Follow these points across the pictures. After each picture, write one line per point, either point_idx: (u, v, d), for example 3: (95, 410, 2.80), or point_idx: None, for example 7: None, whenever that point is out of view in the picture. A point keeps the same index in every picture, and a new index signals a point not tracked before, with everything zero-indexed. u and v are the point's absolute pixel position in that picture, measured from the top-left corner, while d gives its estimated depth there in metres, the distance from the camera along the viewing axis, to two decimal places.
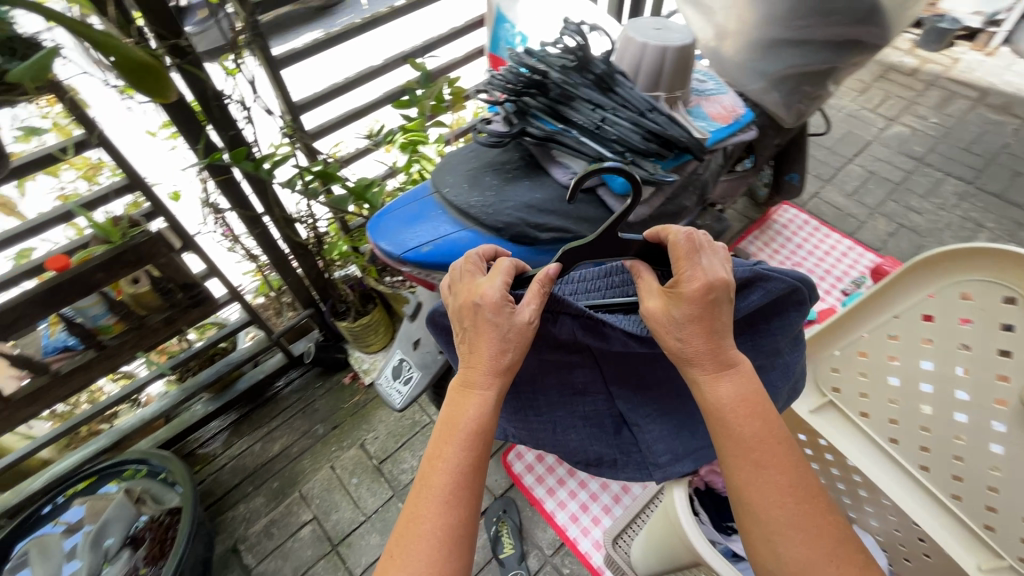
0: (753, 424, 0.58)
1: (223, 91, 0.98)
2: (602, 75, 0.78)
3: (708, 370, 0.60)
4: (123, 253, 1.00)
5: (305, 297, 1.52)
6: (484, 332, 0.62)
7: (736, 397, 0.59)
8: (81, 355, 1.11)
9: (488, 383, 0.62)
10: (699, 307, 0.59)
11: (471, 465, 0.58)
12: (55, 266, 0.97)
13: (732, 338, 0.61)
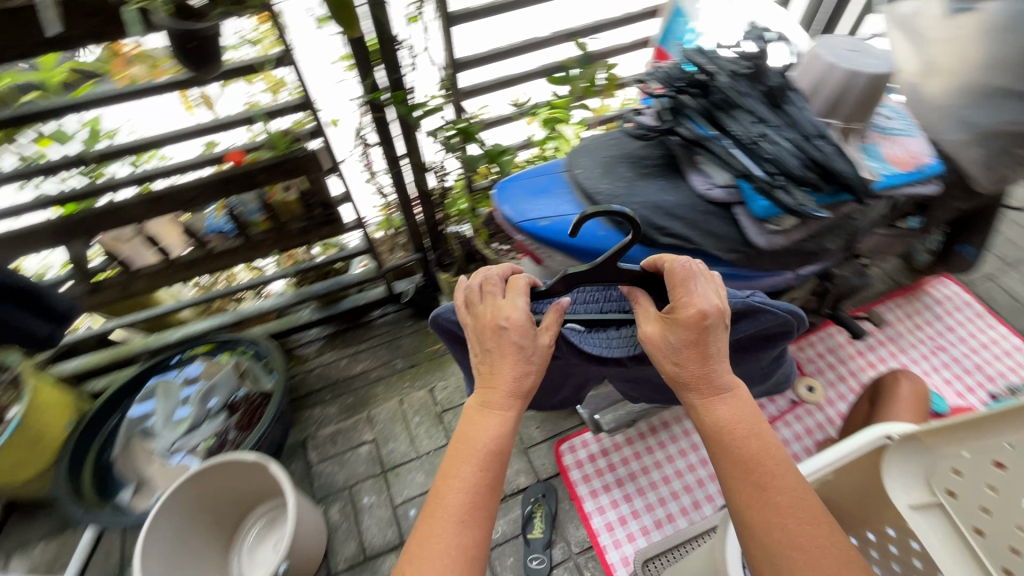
0: (748, 445, 0.59)
1: (399, 37, 1.06)
2: (775, 89, 0.73)
3: (706, 392, 0.63)
4: (284, 161, 1.15)
5: (418, 242, 1.61)
6: (505, 352, 0.66)
7: (731, 419, 0.61)
8: (232, 241, 1.28)
9: (508, 405, 0.66)
10: (694, 334, 0.61)
11: (489, 481, 0.63)
12: (233, 158, 1.15)
13: (727, 366, 0.64)
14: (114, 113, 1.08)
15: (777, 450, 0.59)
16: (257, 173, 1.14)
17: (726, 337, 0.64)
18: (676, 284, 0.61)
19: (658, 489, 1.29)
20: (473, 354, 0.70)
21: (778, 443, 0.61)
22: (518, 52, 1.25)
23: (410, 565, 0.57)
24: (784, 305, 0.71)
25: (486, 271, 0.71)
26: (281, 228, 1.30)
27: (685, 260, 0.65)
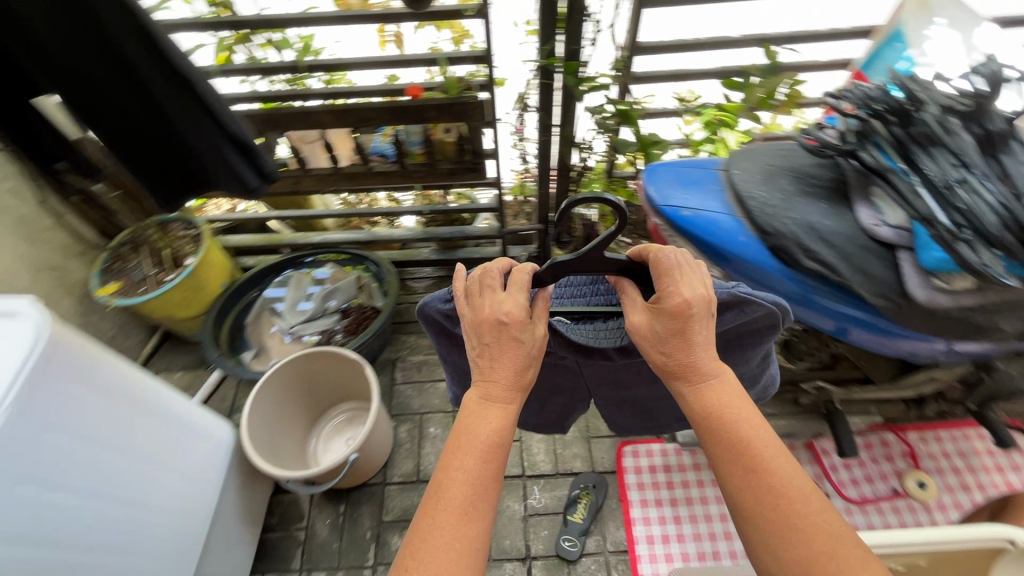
0: (738, 428, 0.61)
1: (589, 9, 1.08)
2: (993, 134, 0.65)
3: (696, 379, 0.63)
4: (454, 104, 1.21)
5: (544, 214, 1.66)
6: (509, 344, 0.64)
7: (720, 402, 0.63)
8: (389, 165, 1.41)
9: (510, 398, 0.65)
10: (678, 322, 0.61)
11: (491, 473, 0.62)
12: (410, 92, 1.23)
13: (713, 353, 0.64)
14: (325, 33, 1.26)
15: (763, 429, 0.61)
16: (430, 108, 1.22)
17: (712, 326, 0.64)
18: (661, 275, 0.60)
19: (711, 522, 1.23)
20: (470, 350, 0.68)
21: (764, 423, 0.62)
22: (700, 48, 1.21)
23: (411, 561, 0.55)
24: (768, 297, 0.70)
25: (483, 265, 0.68)
26: (433, 164, 1.42)
27: (671, 250, 0.64)
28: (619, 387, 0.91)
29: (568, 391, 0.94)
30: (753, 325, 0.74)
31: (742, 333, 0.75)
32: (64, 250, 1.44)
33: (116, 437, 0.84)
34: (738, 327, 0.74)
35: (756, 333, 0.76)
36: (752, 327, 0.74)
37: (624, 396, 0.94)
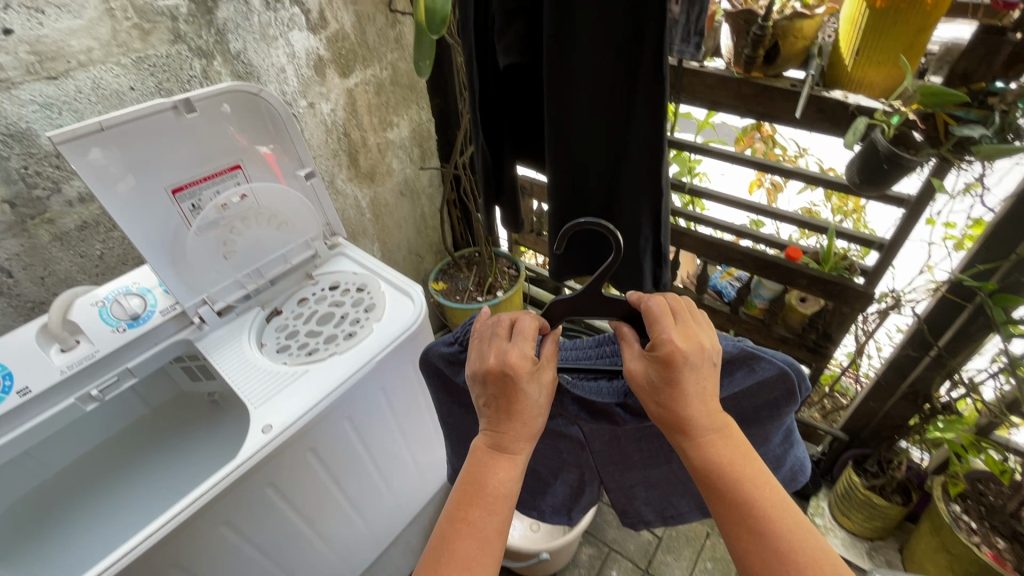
0: (740, 482, 0.53)
1: None
2: None
3: (699, 434, 0.54)
4: (828, 281, 1.10)
5: (856, 428, 1.35)
6: (526, 393, 0.56)
7: (723, 457, 0.54)
8: (719, 303, 1.38)
9: (519, 447, 0.57)
10: (672, 372, 0.53)
11: (500, 518, 0.55)
12: (789, 254, 1.15)
13: (714, 407, 0.55)
14: (711, 164, 1.34)
15: (764, 481, 0.54)
16: (801, 277, 1.14)
17: (712, 380, 0.55)
18: (653, 325, 0.54)
19: None
20: (476, 399, 0.59)
21: (772, 481, 0.54)
22: None
23: None
24: (782, 359, 0.61)
25: (494, 312, 0.62)
26: (766, 325, 1.31)
27: (666, 297, 0.59)
28: (636, 463, 0.73)
29: (577, 466, 0.77)
30: (770, 391, 0.63)
31: (755, 396, 0.63)
32: (430, 247, 1.83)
33: (404, 419, 0.96)
34: (750, 390, 0.63)
35: (770, 403, 0.64)
36: (768, 391, 0.63)
37: (640, 477, 0.75)
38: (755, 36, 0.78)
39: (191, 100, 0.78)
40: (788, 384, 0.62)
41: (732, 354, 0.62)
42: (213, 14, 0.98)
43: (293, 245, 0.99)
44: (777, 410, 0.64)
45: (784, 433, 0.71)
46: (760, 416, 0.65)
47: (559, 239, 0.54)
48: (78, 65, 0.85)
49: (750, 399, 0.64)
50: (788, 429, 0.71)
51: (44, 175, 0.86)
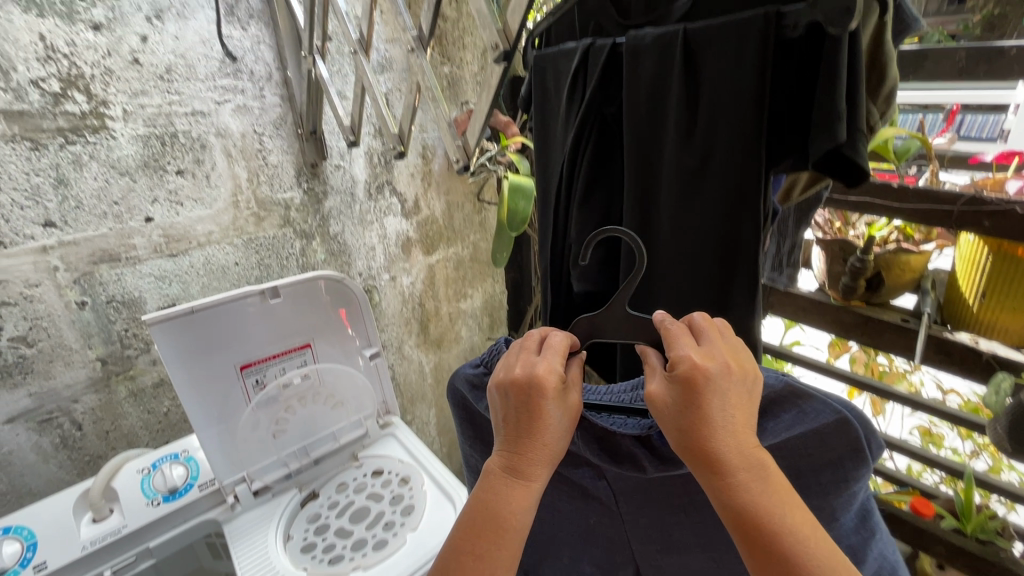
0: (794, 539, 0.38)
1: None
2: None
3: (736, 474, 0.39)
4: (981, 560, 0.91)
5: None
6: (545, 411, 0.43)
7: (760, 503, 0.39)
8: None
9: (537, 474, 0.43)
10: (695, 393, 0.40)
11: (507, 560, 0.42)
12: (918, 506, 1.00)
13: (749, 440, 0.40)
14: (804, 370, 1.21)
15: (823, 535, 0.39)
16: (939, 543, 0.96)
17: (747, 410, 0.41)
18: (676, 346, 0.43)
19: None
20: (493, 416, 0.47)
21: (825, 543, 0.39)
22: None
23: None
24: (836, 401, 0.50)
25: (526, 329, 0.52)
26: None
27: (699, 317, 0.46)
28: (683, 541, 0.57)
29: (606, 541, 0.61)
30: (826, 446, 0.49)
31: (811, 450, 0.49)
32: None
33: None
34: (800, 440, 0.49)
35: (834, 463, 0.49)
36: (824, 446, 0.49)
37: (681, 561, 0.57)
38: (855, 266, 0.81)
39: (278, 287, 0.84)
40: (852, 437, 0.48)
41: (775, 387, 0.52)
42: (321, 204, 1.11)
43: (342, 423, 0.96)
44: (842, 475, 0.49)
45: (857, 510, 0.53)
46: (822, 483, 0.49)
47: (585, 249, 0.48)
48: (197, 245, 0.96)
49: (805, 453, 0.49)
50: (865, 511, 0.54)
51: (139, 337, 0.93)
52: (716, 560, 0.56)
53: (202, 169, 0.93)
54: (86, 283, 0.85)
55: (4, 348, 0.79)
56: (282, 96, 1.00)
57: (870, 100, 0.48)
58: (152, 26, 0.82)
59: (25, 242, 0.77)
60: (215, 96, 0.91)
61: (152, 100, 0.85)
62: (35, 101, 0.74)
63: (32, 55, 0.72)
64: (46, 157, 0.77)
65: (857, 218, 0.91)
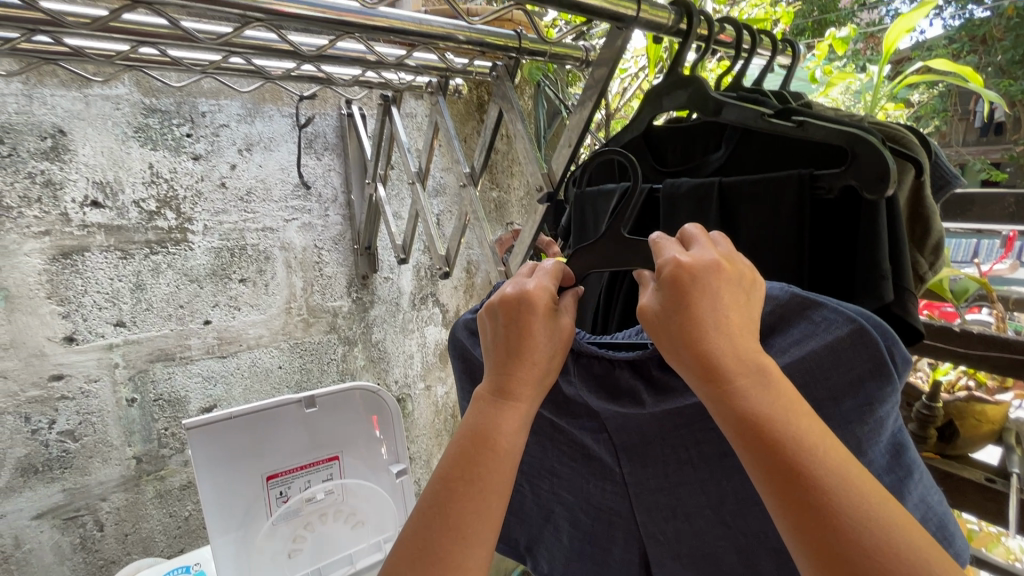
0: (810, 453, 0.27)
1: None
2: None
3: (737, 382, 0.29)
4: None
5: None
6: (533, 329, 0.37)
7: (771, 415, 0.28)
8: None
9: (526, 398, 0.36)
10: (682, 294, 0.30)
11: (494, 494, 0.34)
12: None
13: (755, 344, 0.30)
14: None
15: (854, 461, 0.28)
16: None
17: (749, 310, 0.31)
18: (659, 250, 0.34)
19: None
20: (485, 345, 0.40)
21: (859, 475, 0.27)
22: None
23: None
24: (850, 308, 0.35)
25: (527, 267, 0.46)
26: None
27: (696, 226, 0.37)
28: (690, 506, 0.44)
29: (609, 515, 0.50)
30: (842, 366, 0.34)
31: (827, 372, 0.35)
32: None
33: None
34: (812, 360, 0.35)
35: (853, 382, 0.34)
36: (843, 365, 0.34)
37: (689, 530, 0.44)
38: (921, 413, 0.76)
39: (315, 396, 0.85)
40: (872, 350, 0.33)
41: (779, 297, 0.37)
42: (368, 311, 1.16)
43: (362, 545, 0.90)
44: (865, 399, 0.34)
45: (890, 446, 0.35)
46: (840, 413, 0.35)
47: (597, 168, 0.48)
48: (246, 347, 1.00)
49: (821, 378, 0.35)
50: (904, 452, 0.35)
51: (177, 436, 0.95)
52: (728, 525, 0.42)
53: (263, 278, 1.00)
54: (139, 380, 0.89)
55: (52, 441, 0.82)
56: (344, 216, 1.09)
57: (916, 249, 0.48)
58: (241, 156, 0.94)
59: (95, 340, 0.83)
60: (285, 215, 1.01)
61: (231, 218, 0.94)
62: (133, 217, 0.84)
63: (140, 180, 0.84)
64: (131, 264, 0.85)
65: (920, 359, 0.93)
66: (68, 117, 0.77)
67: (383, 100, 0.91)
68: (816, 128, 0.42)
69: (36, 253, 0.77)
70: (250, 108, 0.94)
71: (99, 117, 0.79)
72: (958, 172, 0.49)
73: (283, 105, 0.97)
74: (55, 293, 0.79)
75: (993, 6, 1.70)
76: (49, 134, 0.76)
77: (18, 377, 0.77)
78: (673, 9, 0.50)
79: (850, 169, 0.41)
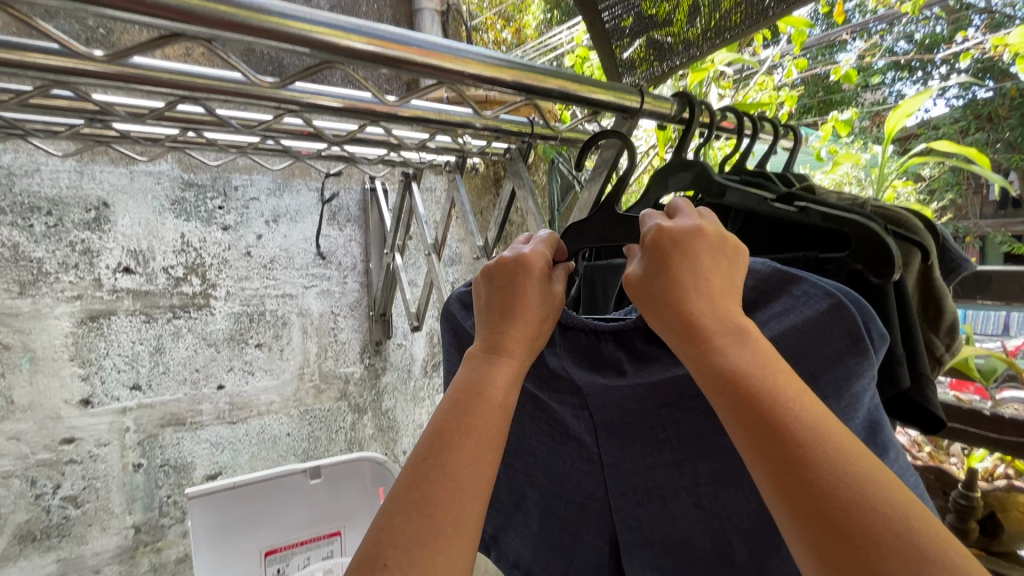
0: (789, 404, 0.24)
1: None
2: None
3: (718, 339, 0.27)
4: None
5: None
6: (528, 293, 0.36)
7: (749, 361, 0.26)
8: None
9: (514, 353, 0.34)
10: (661, 254, 0.31)
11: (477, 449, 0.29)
12: None
13: (731, 302, 0.29)
14: None
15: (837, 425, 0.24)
16: None
17: (727, 274, 0.31)
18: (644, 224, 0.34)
19: None
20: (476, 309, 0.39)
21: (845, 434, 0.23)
22: None
23: None
24: (830, 284, 0.33)
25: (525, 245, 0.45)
26: None
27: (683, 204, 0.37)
28: (666, 488, 0.39)
29: (582, 497, 0.43)
30: (819, 341, 0.32)
31: (807, 349, 0.32)
32: None
33: None
34: (792, 336, 0.32)
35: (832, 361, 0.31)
36: (821, 340, 0.32)
37: (663, 518, 0.39)
38: (959, 502, 0.70)
39: (320, 467, 0.83)
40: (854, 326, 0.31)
41: (761, 270, 0.35)
42: (379, 378, 1.16)
43: None
44: (843, 374, 0.31)
45: (867, 422, 0.32)
46: (817, 391, 0.32)
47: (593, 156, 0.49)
48: (257, 413, 1.00)
49: (800, 355, 0.32)
50: (881, 430, 0.32)
51: (178, 505, 0.92)
52: (704, 509, 0.37)
53: (279, 343, 1.01)
54: (147, 445, 0.88)
55: (53, 507, 0.81)
56: (362, 284, 1.12)
57: (931, 331, 0.47)
58: (269, 228, 0.99)
59: (110, 403, 0.84)
60: (304, 282, 1.04)
61: (253, 285, 0.98)
62: (160, 283, 0.88)
63: (170, 248, 0.88)
64: (154, 327, 0.88)
65: (951, 443, 0.88)
66: (113, 191, 0.83)
67: (404, 176, 0.96)
68: (818, 214, 0.42)
69: (66, 316, 0.80)
70: (280, 183, 1.00)
71: (140, 191, 0.85)
72: (967, 258, 0.49)
73: (310, 180, 1.03)
74: (78, 355, 0.81)
75: (997, 87, 1.76)
76: (94, 207, 0.81)
77: (31, 439, 0.79)
78: (676, 100, 0.53)
79: (855, 253, 0.41)
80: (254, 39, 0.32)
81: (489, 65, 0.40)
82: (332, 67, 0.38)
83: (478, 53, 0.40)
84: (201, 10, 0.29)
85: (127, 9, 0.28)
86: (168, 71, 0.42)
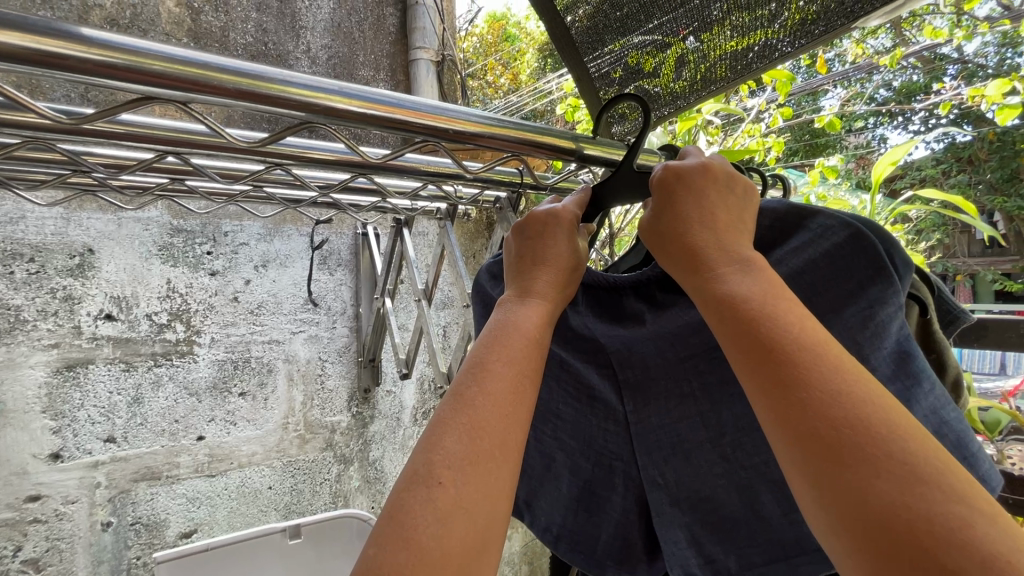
0: (782, 319, 0.27)
1: None
2: None
3: (719, 269, 0.31)
4: None
5: None
6: (556, 246, 0.39)
7: (748, 283, 0.29)
8: None
9: (546, 296, 0.37)
10: (668, 200, 0.34)
11: (521, 379, 0.31)
12: None
13: (732, 234, 0.32)
14: None
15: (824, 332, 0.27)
16: None
17: (730, 212, 0.34)
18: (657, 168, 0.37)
19: None
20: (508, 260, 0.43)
21: (829, 340, 0.27)
22: None
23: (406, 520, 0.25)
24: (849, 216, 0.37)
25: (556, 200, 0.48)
26: None
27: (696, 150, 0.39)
28: (691, 443, 0.43)
29: (610, 459, 0.46)
30: (841, 275, 0.36)
31: (826, 285, 0.36)
32: None
33: None
34: (814, 269, 0.37)
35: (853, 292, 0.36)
36: (844, 272, 0.36)
37: (692, 473, 0.43)
38: None
39: (301, 525, 0.79)
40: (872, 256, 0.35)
41: (777, 209, 0.39)
42: (366, 427, 1.13)
43: None
44: (867, 303, 0.35)
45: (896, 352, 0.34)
46: (843, 322, 0.35)
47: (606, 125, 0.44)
48: (237, 466, 0.96)
49: (821, 290, 0.37)
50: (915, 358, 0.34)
51: (147, 567, 0.87)
52: (730, 459, 0.41)
53: (263, 391, 0.98)
54: (118, 502, 0.84)
55: (12, 572, 0.75)
56: (351, 328, 1.11)
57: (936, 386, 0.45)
58: (257, 272, 0.98)
59: (81, 457, 0.80)
60: (292, 328, 1.02)
61: (239, 330, 0.95)
62: (143, 330, 0.86)
63: (156, 295, 0.87)
64: (133, 376, 0.85)
65: None
66: (100, 237, 0.82)
67: (395, 222, 0.95)
68: None
69: (41, 365, 0.77)
70: (271, 229, 1.00)
71: (128, 237, 0.84)
72: (964, 309, 0.48)
73: (302, 226, 1.04)
74: (51, 407, 0.78)
75: (975, 132, 1.86)
76: (79, 253, 0.80)
77: None
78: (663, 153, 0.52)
79: None
80: (234, 103, 0.31)
81: (482, 123, 0.40)
82: (314, 128, 0.37)
83: (468, 112, 0.40)
84: (185, 74, 0.28)
85: (102, 73, 0.26)
86: (165, 127, 0.42)
